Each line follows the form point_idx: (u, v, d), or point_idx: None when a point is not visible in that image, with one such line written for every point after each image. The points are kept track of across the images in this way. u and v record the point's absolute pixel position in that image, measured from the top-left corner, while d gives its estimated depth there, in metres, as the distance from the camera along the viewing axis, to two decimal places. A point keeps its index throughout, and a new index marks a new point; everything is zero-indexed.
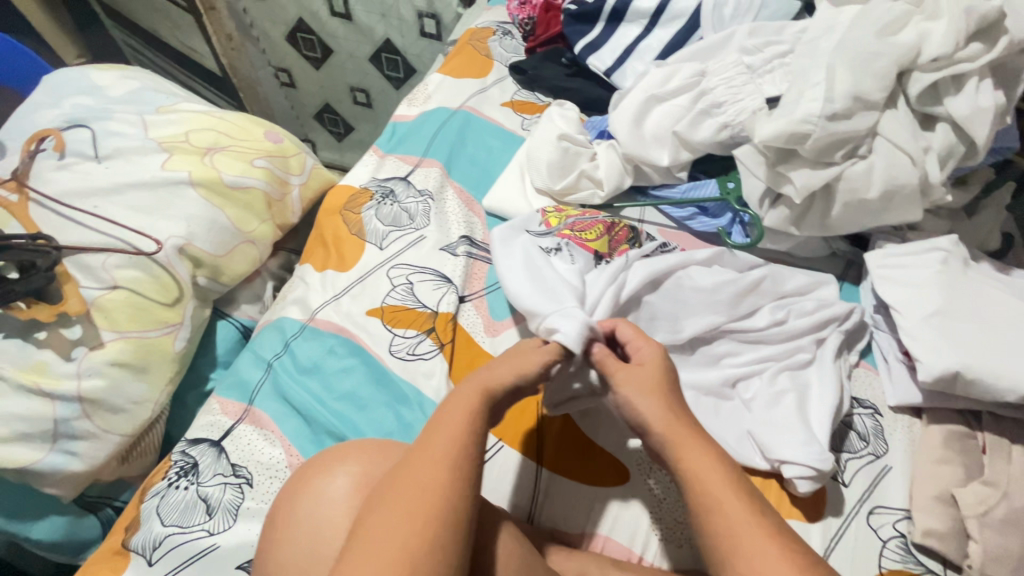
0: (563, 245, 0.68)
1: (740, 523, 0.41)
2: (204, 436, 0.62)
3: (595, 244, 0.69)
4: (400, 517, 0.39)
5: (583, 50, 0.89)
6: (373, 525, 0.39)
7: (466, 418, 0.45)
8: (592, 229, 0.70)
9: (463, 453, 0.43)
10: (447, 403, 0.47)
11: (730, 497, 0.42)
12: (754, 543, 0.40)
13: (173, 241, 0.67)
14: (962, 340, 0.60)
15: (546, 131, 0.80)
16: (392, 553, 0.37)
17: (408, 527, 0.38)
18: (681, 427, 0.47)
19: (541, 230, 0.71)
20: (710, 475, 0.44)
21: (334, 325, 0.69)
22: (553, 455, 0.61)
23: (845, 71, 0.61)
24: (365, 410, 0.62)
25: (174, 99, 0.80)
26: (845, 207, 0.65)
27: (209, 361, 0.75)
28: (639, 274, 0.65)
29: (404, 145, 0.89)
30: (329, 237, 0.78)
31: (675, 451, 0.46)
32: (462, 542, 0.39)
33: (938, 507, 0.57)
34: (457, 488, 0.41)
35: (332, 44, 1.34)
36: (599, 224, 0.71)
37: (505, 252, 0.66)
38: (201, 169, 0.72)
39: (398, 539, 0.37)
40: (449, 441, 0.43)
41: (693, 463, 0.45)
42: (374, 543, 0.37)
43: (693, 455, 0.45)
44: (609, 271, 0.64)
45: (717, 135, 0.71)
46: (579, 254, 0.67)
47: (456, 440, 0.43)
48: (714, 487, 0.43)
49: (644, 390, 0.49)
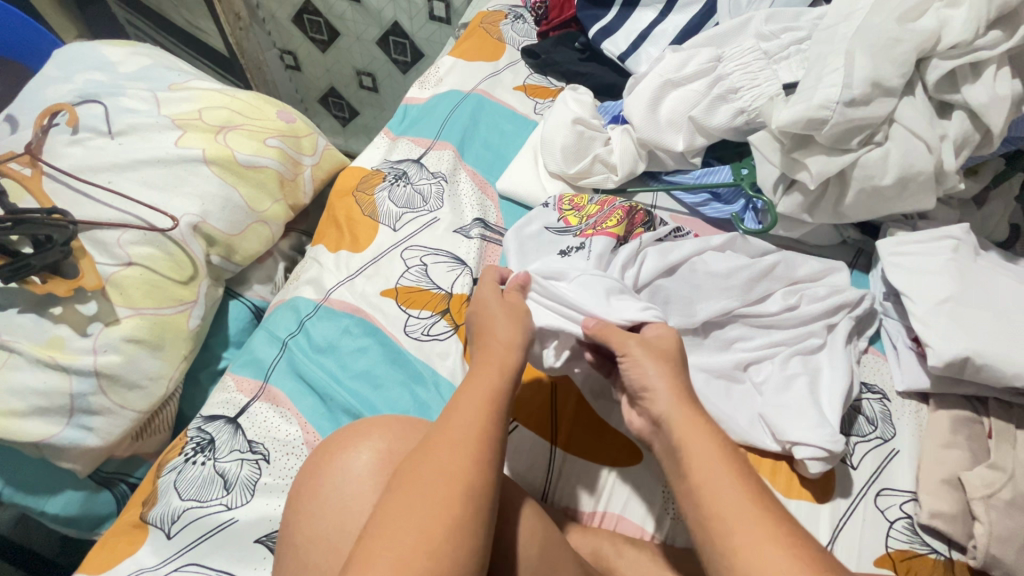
0: (585, 243, 0.67)
1: (741, 520, 0.38)
2: (220, 413, 0.62)
3: (618, 230, 0.68)
4: (420, 501, 0.38)
5: (597, 34, 0.88)
6: (398, 505, 0.39)
7: (490, 398, 0.45)
8: (613, 217, 0.70)
9: (482, 437, 0.42)
10: (470, 381, 0.47)
11: (729, 492, 0.40)
12: (753, 546, 0.37)
13: (188, 218, 0.67)
14: (972, 326, 0.61)
15: (560, 115, 0.80)
16: (415, 536, 0.37)
17: (427, 511, 0.38)
18: (694, 423, 0.45)
19: (561, 227, 0.71)
20: (699, 456, 0.42)
21: (350, 305, 0.69)
22: (567, 435, 0.62)
23: (864, 56, 0.61)
24: (381, 389, 0.63)
25: (186, 77, 0.79)
26: (859, 192, 0.65)
27: (221, 340, 0.75)
28: (654, 263, 0.66)
29: (416, 128, 0.88)
30: (342, 218, 0.78)
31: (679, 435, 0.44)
32: (483, 526, 0.39)
33: (945, 490, 0.59)
34: (478, 470, 0.40)
35: (339, 26, 1.34)
36: (619, 210, 0.70)
37: (525, 260, 0.67)
38: (213, 147, 0.71)
39: (418, 525, 0.37)
40: (469, 424, 0.43)
41: (694, 459, 0.43)
42: (394, 526, 0.37)
43: (695, 447, 0.43)
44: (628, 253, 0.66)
45: (733, 121, 0.72)
46: (603, 242, 0.66)
47: (476, 423, 0.43)
48: (715, 487, 0.40)
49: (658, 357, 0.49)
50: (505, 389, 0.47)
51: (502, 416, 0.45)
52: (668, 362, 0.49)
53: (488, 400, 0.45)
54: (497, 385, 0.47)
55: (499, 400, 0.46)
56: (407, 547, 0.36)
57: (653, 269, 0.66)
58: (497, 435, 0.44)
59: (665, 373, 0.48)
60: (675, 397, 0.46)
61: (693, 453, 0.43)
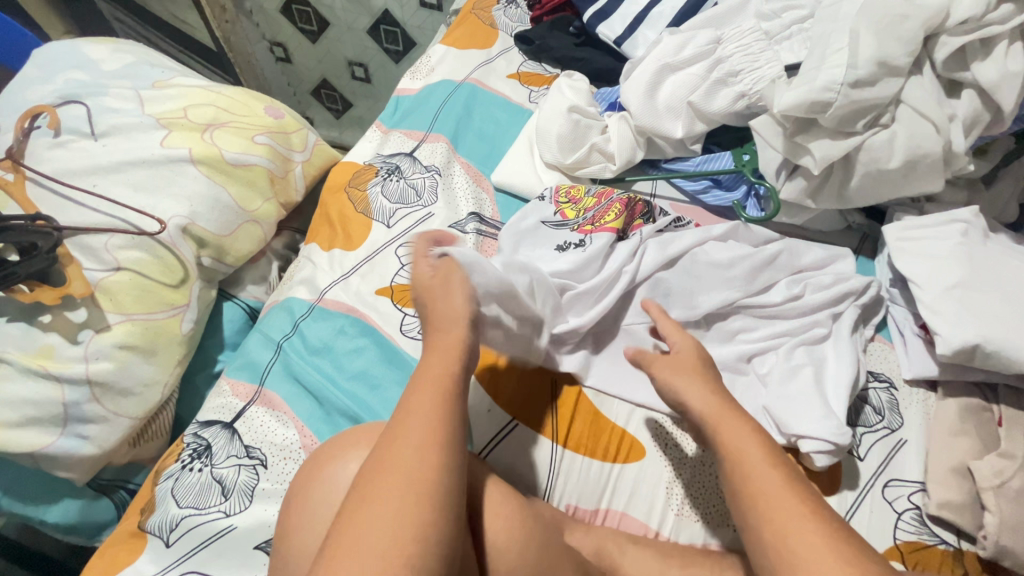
0: (585, 238, 0.66)
1: (783, 509, 0.43)
2: (215, 419, 0.61)
3: (616, 223, 0.67)
4: (381, 502, 0.37)
5: (592, 17, 0.85)
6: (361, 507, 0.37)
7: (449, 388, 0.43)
8: (611, 208, 0.68)
9: (440, 419, 0.41)
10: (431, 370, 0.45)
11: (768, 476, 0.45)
12: (795, 527, 0.41)
13: (176, 220, 0.65)
14: (983, 313, 0.59)
15: (555, 104, 0.78)
16: (375, 539, 0.35)
17: (387, 494, 0.37)
18: (731, 415, 0.50)
19: (558, 220, 0.70)
20: (740, 448, 0.47)
21: (344, 305, 0.67)
22: (569, 431, 0.61)
23: (869, 34, 0.58)
24: (378, 390, 0.62)
25: (170, 73, 0.77)
26: (864, 177, 0.63)
27: (217, 343, 0.74)
28: (653, 257, 0.65)
29: (408, 120, 0.86)
30: (335, 215, 0.76)
31: (716, 430, 0.49)
32: (446, 524, 0.37)
33: (954, 480, 0.58)
34: (436, 440, 0.39)
35: (328, 16, 1.31)
36: (616, 203, 0.68)
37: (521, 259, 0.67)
38: (200, 146, 0.69)
39: (378, 527, 0.35)
40: (428, 418, 0.41)
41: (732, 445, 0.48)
42: (356, 530, 0.36)
43: (738, 441, 0.48)
44: (627, 248, 0.65)
45: (734, 105, 0.69)
46: (601, 236, 0.65)
47: (437, 416, 0.41)
48: (757, 477, 0.45)
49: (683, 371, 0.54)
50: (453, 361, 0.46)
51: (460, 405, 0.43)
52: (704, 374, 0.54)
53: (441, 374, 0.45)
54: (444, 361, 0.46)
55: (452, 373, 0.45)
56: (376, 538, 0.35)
57: (651, 262, 0.65)
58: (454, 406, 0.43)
59: (706, 380, 0.53)
60: (716, 400, 0.51)
61: (736, 447, 0.47)
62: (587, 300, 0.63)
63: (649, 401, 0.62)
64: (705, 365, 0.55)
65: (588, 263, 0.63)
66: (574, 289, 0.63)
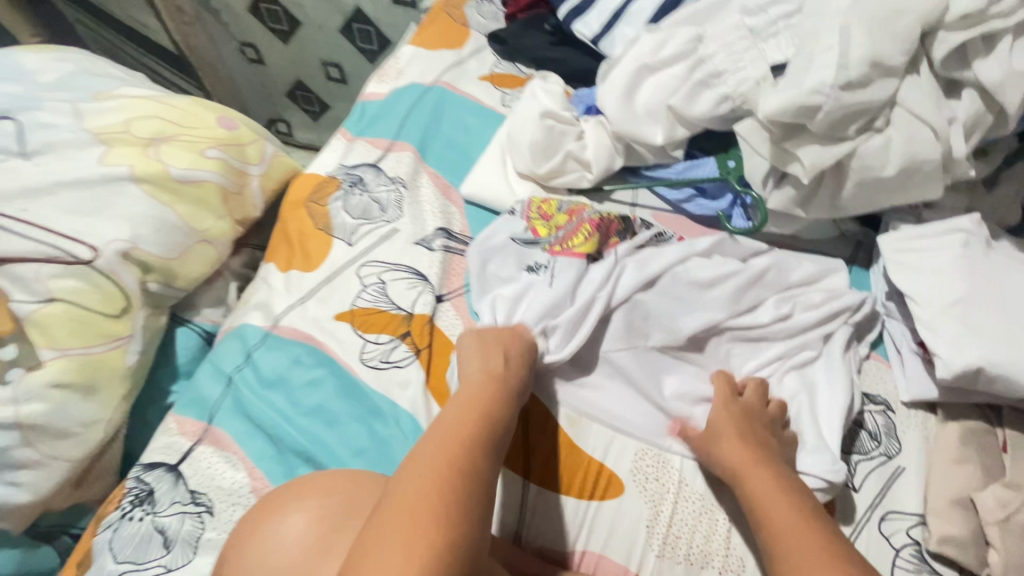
0: (552, 262, 0.62)
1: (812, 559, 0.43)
2: (160, 461, 0.57)
3: (584, 247, 0.63)
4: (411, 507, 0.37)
5: (567, 14, 0.80)
6: (393, 508, 0.37)
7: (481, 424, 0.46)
8: (579, 231, 0.64)
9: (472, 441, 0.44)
10: (470, 407, 0.48)
11: (795, 526, 0.46)
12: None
13: (114, 245, 0.60)
14: (988, 332, 0.54)
15: (528, 109, 0.73)
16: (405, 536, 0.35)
17: (429, 503, 0.37)
18: (757, 464, 0.51)
19: (528, 238, 0.65)
20: (771, 498, 0.48)
21: (300, 332, 0.63)
22: (542, 468, 0.56)
23: (860, 32, 0.54)
24: (336, 426, 0.57)
25: (114, 83, 0.72)
26: (858, 185, 0.58)
27: (170, 372, 0.69)
28: (631, 278, 0.61)
29: (374, 127, 0.81)
30: (293, 233, 0.71)
31: (743, 481, 0.50)
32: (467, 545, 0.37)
33: (956, 513, 0.53)
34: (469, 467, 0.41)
35: (299, 14, 1.25)
36: (587, 223, 0.64)
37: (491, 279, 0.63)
38: (143, 163, 0.65)
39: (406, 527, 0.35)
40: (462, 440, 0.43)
41: (768, 504, 0.48)
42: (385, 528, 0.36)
43: (766, 491, 0.49)
44: (600, 271, 0.61)
45: (717, 108, 0.65)
46: (569, 262, 0.62)
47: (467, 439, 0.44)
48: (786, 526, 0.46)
49: (719, 430, 0.54)
50: (506, 407, 0.49)
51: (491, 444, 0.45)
52: (742, 426, 0.53)
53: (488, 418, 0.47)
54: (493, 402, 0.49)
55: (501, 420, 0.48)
56: (410, 539, 0.35)
57: (627, 283, 0.61)
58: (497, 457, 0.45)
59: (748, 438, 0.52)
60: (747, 451, 0.52)
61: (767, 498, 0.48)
62: (564, 328, 0.57)
63: (627, 430, 0.57)
64: (747, 421, 0.54)
65: (559, 287, 0.59)
66: (554, 322, 0.57)
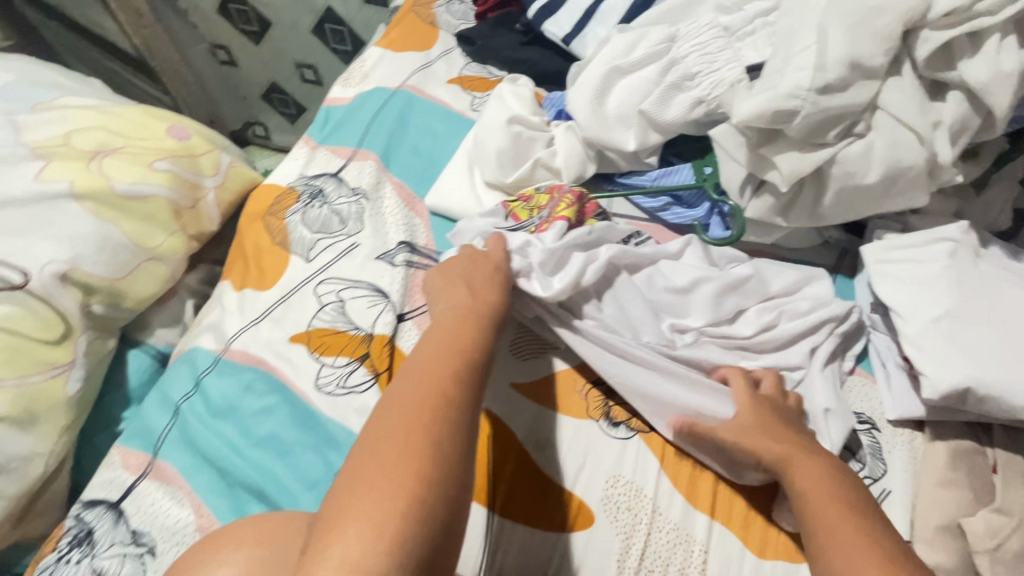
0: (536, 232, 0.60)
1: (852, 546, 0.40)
2: (102, 497, 0.53)
3: (567, 212, 0.61)
4: (392, 450, 0.37)
5: (538, 13, 0.76)
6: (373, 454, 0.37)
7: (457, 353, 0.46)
8: (562, 200, 0.63)
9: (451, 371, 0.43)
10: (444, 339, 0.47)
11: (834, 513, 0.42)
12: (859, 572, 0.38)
13: (51, 267, 0.56)
14: (977, 349, 0.51)
15: (495, 114, 0.69)
16: (386, 477, 0.36)
17: (411, 439, 0.38)
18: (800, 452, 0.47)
19: (510, 223, 0.63)
20: (811, 484, 0.45)
21: (253, 357, 0.59)
22: (506, 497, 0.53)
23: (838, 31, 0.50)
24: (288, 457, 0.54)
25: (56, 92, 0.69)
26: (840, 193, 0.55)
27: (120, 397, 0.65)
28: (612, 249, 0.59)
29: (338, 134, 0.77)
30: (250, 249, 0.68)
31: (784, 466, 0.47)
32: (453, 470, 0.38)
33: (944, 540, 0.51)
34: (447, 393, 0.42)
35: (269, 14, 1.21)
36: (569, 194, 0.63)
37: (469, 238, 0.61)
38: (85, 178, 0.61)
39: (391, 470, 0.36)
40: (438, 371, 0.43)
41: (809, 492, 0.44)
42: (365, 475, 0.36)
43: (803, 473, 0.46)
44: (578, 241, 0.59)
45: (691, 112, 0.61)
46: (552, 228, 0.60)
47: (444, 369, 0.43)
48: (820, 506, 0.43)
49: (756, 415, 0.51)
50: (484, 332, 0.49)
51: (470, 368, 0.45)
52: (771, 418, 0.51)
53: (459, 358, 0.45)
54: (465, 333, 0.48)
55: (475, 355, 0.46)
56: (392, 477, 0.36)
57: (601, 267, 0.57)
58: (473, 394, 0.43)
59: (788, 433, 0.49)
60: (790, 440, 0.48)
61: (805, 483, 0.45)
62: (544, 270, 0.56)
63: (596, 456, 0.55)
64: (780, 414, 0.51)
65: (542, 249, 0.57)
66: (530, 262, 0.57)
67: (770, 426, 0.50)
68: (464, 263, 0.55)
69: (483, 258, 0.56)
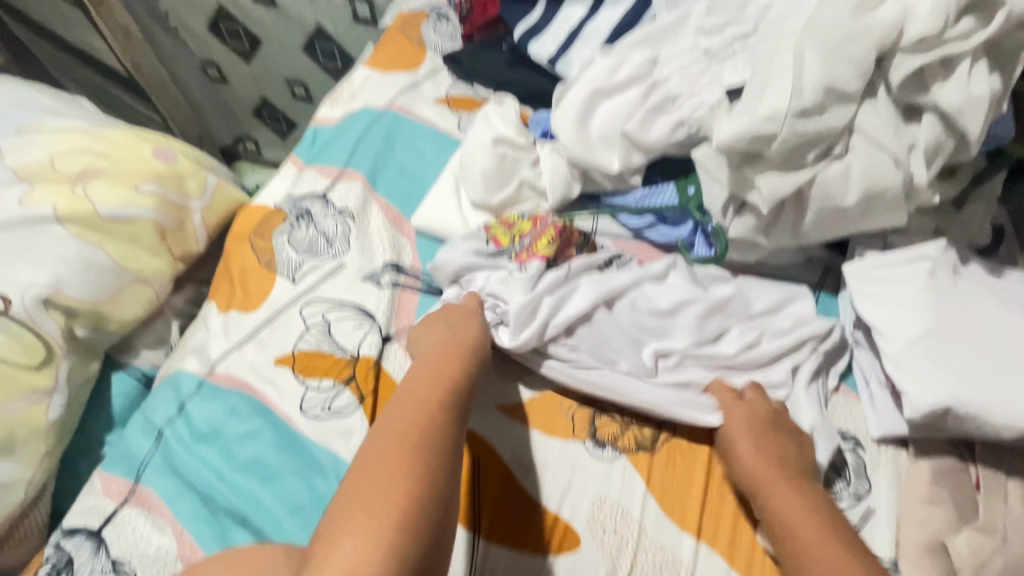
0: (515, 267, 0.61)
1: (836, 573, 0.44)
2: (82, 525, 0.53)
3: (544, 250, 0.61)
4: (379, 479, 0.40)
5: (523, 34, 0.77)
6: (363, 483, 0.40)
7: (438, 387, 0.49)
8: (543, 234, 0.62)
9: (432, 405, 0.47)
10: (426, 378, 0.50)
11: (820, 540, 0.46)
12: None
13: (33, 292, 0.56)
14: (956, 368, 0.52)
15: (481, 135, 0.70)
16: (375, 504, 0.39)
17: (398, 469, 0.41)
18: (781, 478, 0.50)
19: (493, 251, 0.63)
20: (793, 513, 0.48)
21: (237, 381, 0.59)
22: (491, 519, 0.53)
23: (814, 57, 0.51)
24: (272, 482, 0.53)
25: (42, 116, 0.69)
26: (819, 214, 0.56)
27: (104, 421, 0.65)
28: (589, 290, 0.60)
29: (325, 154, 0.78)
30: (235, 271, 0.68)
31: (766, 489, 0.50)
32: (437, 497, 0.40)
33: (928, 559, 0.51)
34: (428, 427, 0.45)
35: (259, 31, 1.22)
36: (551, 227, 0.62)
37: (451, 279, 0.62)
38: (69, 202, 0.61)
39: (379, 496, 0.39)
40: (421, 406, 0.46)
41: (796, 523, 0.48)
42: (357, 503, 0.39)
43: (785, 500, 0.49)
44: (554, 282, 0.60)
45: (673, 134, 0.62)
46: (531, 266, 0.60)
47: (425, 404, 0.47)
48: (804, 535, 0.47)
49: (745, 428, 0.53)
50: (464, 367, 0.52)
51: (449, 402, 0.48)
52: (767, 432, 0.53)
53: (442, 391, 0.49)
54: (446, 368, 0.51)
55: (456, 389, 0.49)
56: (381, 504, 0.39)
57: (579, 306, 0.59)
58: (454, 426, 0.47)
59: (774, 448, 0.52)
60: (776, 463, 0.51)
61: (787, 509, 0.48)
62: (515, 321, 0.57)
63: (581, 479, 0.55)
64: (774, 424, 0.54)
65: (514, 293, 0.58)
66: (505, 309, 0.58)
67: (760, 437, 0.52)
68: (441, 304, 0.59)
69: (461, 300, 0.59)
